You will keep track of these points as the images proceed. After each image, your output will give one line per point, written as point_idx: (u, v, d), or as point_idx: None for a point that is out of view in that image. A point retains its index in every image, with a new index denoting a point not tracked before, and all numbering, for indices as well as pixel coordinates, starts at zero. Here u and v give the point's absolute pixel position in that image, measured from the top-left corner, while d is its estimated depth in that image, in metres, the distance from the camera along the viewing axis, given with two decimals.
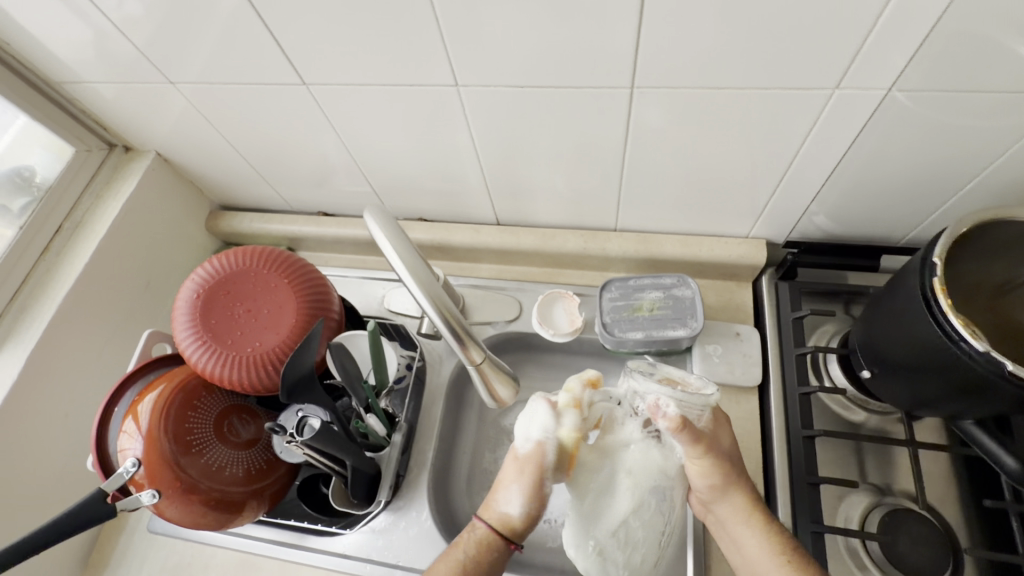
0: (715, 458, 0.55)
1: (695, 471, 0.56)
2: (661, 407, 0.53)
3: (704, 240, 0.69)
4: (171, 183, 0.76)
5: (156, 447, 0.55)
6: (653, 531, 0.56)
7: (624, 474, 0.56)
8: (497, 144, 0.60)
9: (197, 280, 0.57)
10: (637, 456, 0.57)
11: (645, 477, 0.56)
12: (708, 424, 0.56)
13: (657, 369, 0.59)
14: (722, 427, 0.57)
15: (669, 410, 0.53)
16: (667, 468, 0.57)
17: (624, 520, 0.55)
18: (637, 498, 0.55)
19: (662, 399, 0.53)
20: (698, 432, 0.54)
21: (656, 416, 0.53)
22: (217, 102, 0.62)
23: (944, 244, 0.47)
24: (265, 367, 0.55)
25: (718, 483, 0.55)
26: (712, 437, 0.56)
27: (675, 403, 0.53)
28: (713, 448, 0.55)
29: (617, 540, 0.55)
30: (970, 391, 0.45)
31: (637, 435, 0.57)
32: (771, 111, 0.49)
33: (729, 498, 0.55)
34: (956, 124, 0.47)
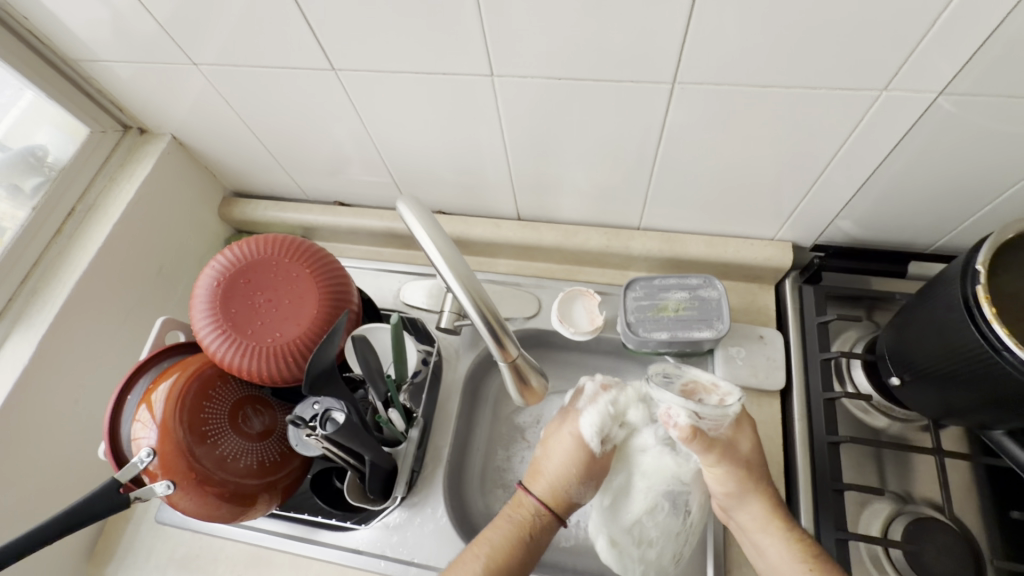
0: (729, 465, 0.54)
1: (710, 475, 0.56)
2: (673, 415, 0.53)
3: (729, 241, 0.68)
4: (185, 168, 0.75)
5: (170, 437, 0.53)
6: (667, 531, 0.56)
7: (641, 478, 0.57)
8: (527, 137, 0.58)
9: (217, 267, 0.55)
10: (653, 461, 0.57)
11: (659, 481, 0.57)
12: (727, 432, 0.55)
13: (682, 373, 0.58)
14: (743, 432, 0.56)
15: (680, 419, 0.53)
16: (681, 474, 0.57)
17: (638, 519, 0.57)
18: (651, 500, 0.57)
19: (675, 407, 0.53)
20: (710, 440, 0.54)
21: (667, 426, 0.53)
22: (239, 85, 0.61)
23: (989, 249, 0.46)
24: (285, 359, 0.54)
25: (733, 490, 0.55)
26: (729, 443, 0.55)
27: (686, 412, 0.53)
28: (726, 455, 0.54)
29: (631, 537, 0.57)
30: (1007, 401, 0.45)
31: (653, 441, 0.57)
32: (814, 111, 0.48)
33: (747, 505, 0.54)
34: (1002, 131, 0.46)
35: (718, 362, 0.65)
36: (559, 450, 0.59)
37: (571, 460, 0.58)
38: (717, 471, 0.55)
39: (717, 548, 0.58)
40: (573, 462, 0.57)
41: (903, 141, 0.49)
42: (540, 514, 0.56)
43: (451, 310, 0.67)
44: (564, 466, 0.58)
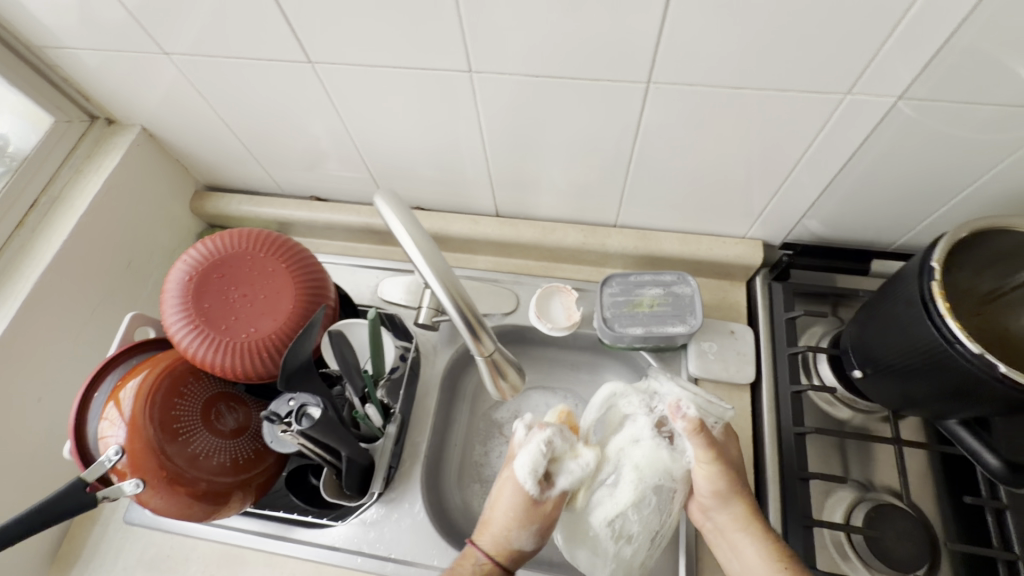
0: (723, 463, 0.55)
1: (701, 475, 0.56)
2: (682, 407, 0.56)
3: (702, 238, 0.70)
4: (155, 160, 0.73)
5: (139, 436, 0.52)
6: (648, 528, 0.56)
7: (629, 466, 0.56)
8: (506, 133, 0.59)
9: (189, 262, 0.54)
10: (645, 453, 0.57)
11: (650, 475, 0.56)
12: (720, 435, 0.58)
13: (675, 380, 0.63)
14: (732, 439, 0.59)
15: (689, 412, 0.56)
16: (673, 469, 0.57)
17: (620, 516, 0.56)
18: (639, 492, 0.55)
19: (684, 400, 0.56)
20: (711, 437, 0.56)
21: (675, 416, 0.56)
22: (212, 77, 0.60)
23: (944, 247, 0.48)
24: (260, 355, 0.53)
25: (722, 491, 0.55)
26: (723, 445, 0.58)
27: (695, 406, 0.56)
28: (721, 450, 0.56)
29: (612, 530, 0.56)
30: (959, 391, 0.47)
31: (645, 433, 0.58)
32: (782, 113, 0.50)
33: (731, 507, 0.55)
34: (959, 135, 0.49)
35: (691, 356, 0.66)
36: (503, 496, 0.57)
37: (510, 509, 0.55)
38: (711, 466, 0.55)
39: (688, 545, 0.59)
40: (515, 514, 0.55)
41: (867, 143, 0.51)
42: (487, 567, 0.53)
43: (429, 306, 0.67)
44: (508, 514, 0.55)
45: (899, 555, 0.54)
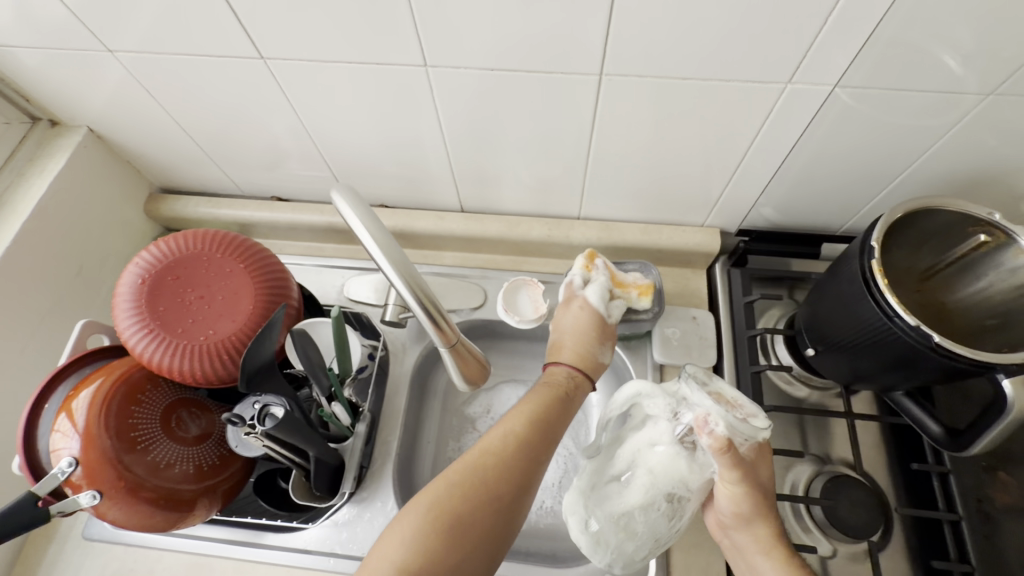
0: (749, 486, 0.51)
1: (725, 494, 0.52)
2: (710, 423, 0.49)
3: (663, 228, 0.71)
4: (104, 162, 0.70)
5: (95, 446, 0.51)
6: (654, 530, 0.54)
7: (642, 469, 0.54)
8: (466, 127, 0.59)
9: (142, 264, 0.53)
10: (663, 461, 0.53)
11: (665, 483, 0.52)
12: (750, 454, 0.51)
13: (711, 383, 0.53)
14: (765, 457, 0.53)
15: (717, 429, 0.48)
16: (689, 480, 0.52)
17: (628, 513, 0.53)
18: (649, 497, 0.53)
19: (714, 415, 0.48)
20: (738, 457, 0.49)
21: (699, 431, 0.49)
22: (161, 75, 0.58)
23: (881, 228, 0.50)
24: (221, 357, 0.52)
25: (745, 514, 0.52)
26: (752, 465, 0.51)
27: (725, 423, 0.48)
28: (750, 473, 0.51)
29: (615, 526, 0.54)
30: (900, 363, 0.50)
31: (666, 438, 0.53)
32: (730, 103, 0.52)
33: (753, 530, 0.52)
34: (892, 121, 0.52)
35: (656, 343, 0.68)
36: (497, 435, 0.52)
37: (511, 445, 0.51)
38: (736, 490, 0.51)
39: None
40: (557, 393, 0.58)
41: (810, 131, 0.54)
42: (575, 376, 0.60)
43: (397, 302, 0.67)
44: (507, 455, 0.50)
45: (854, 523, 0.57)
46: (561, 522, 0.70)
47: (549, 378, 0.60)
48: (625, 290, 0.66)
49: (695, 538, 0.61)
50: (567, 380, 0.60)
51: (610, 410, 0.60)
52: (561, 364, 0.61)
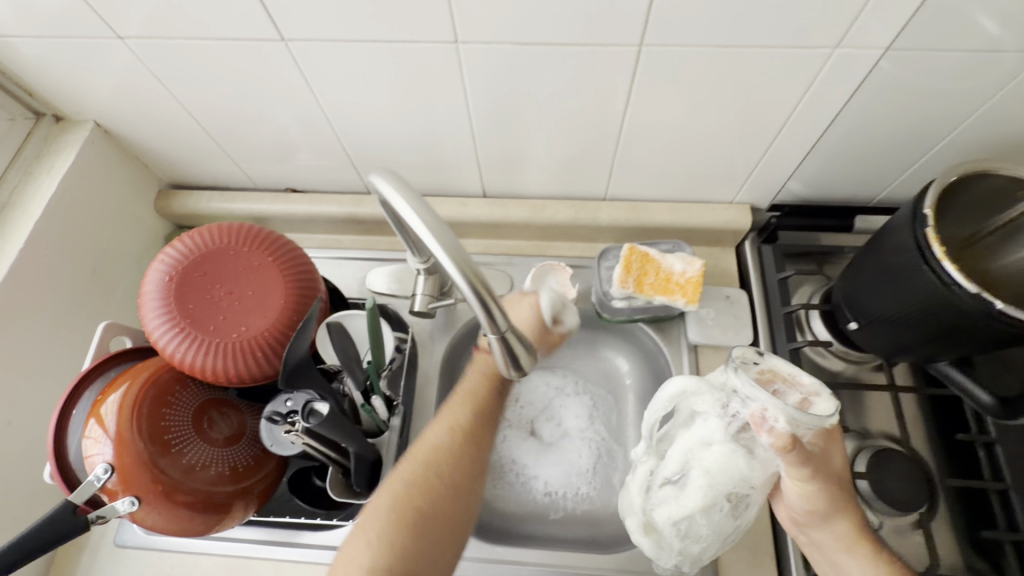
0: (821, 480, 0.48)
1: (798, 492, 0.50)
2: (768, 418, 0.46)
3: (692, 206, 0.70)
4: (113, 158, 0.68)
5: (128, 451, 0.49)
6: (718, 530, 0.53)
7: (697, 472, 0.52)
8: (494, 106, 0.57)
9: (166, 262, 0.51)
10: (721, 460, 0.50)
11: (723, 481, 0.51)
12: (818, 444, 0.47)
13: (760, 361, 0.50)
14: (835, 444, 0.49)
15: (779, 424, 0.45)
16: (750, 477, 0.50)
17: (690, 516, 0.52)
18: (709, 499, 0.51)
19: (771, 410, 0.45)
20: (805, 453, 0.46)
21: (759, 429, 0.46)
22: (173, 62, 0.56)
23: (934, 196, 0.49)
24: (255, 355, 0.50)
25: (820, 509, 0.50)
26: (822, 456, 0.48)
27: (785, 418, 0.45)
28: (820, 467, 0.48)
29: (677, 530, 0.53)
30: (948, 332, 0.49)
31: (719, 435, 0.51)
32: (774, 71, 0.50)
33: (834, 526, 0.50)
34: (937, 84, 0.50)
35: (690, 323, 0.67)
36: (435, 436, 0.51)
37: (454, 442, 0.51)
38: (808, 488, 0.49)
39: None
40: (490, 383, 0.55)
41: (851, 99, 0.52)
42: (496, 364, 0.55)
43: (424, 292, 0.65)
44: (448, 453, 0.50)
45: (902, 496, 0.56)
46: (599, 509, 0.69)
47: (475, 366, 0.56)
48: (671, 294, 0.61)
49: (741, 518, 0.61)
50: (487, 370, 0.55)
51: (653, 413, 0.56)
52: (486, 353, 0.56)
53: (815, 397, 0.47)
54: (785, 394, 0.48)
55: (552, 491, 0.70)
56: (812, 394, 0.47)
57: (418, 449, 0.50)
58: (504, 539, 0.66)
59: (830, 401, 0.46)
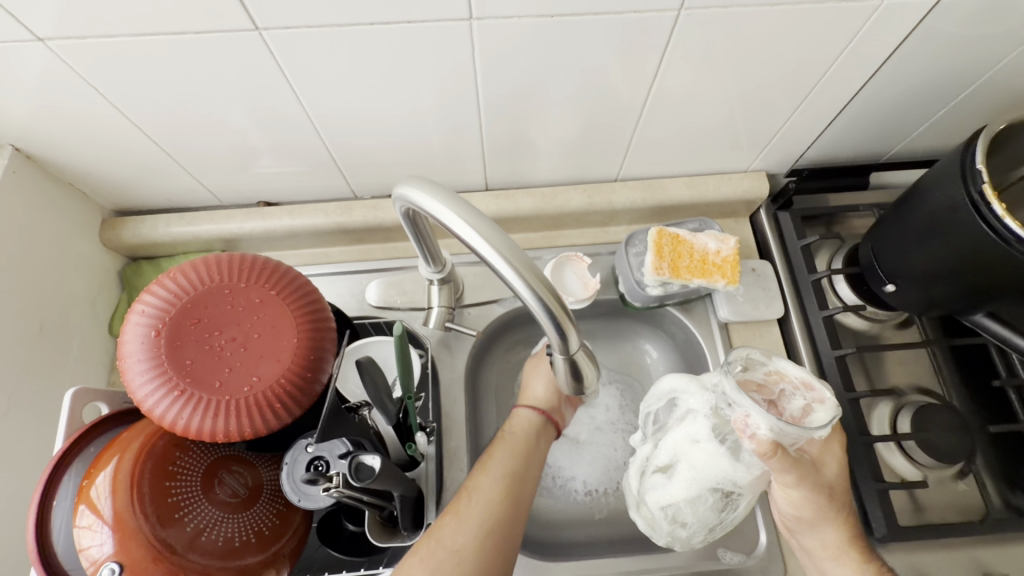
0: (810, 489, 0.46)
1: (786, 498, 0.49)
2: (751, 425, 0.42)
3: (708, 179, 0.68)
4: (42, 187, 0.56)
5: (136, 543, 0.40)
6: (704, 520, 0.51)
7: (684, 464, 0.50)
8: (505, 86, 0.51)
9: (149, 312, 0.42)
10: (705, 458, 0.49)
11: (708, 477, 0.49)
12: (810, 451, 0.47)
13: (769, 362, 0.47)
14: (828, 451, 0.47)
15: (761, 430, 0.42)
16: (738, 478, 0.48)
17: (675, 503, 0.51)
18: (693, 491, 0.50)
19: (755, 417, 0.42)
20: (787, 457, 0.43)
21: (742, 435, 0.43)
22: (117, 66, 0.46)
23: (984, 147, 0.47)
24: (272, 408, 0.43)
25: (807, 517, 0.49)
26: (814, 465, 0.47)
27: (769, 426, 0.41)
28: (809, 480, 0.46)
29: (666, 516, 0.52)
30: (992, 288, 0.49)
31: (705, 433, 0.49)
32: (812, 27, 0.47)
33: (822, 532, 0.49)
34: (976, 35, 0.49)
35: (719, 301, 0.65)
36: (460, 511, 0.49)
37: (505, 481, 0.51)
38: (794, 494, 0.48)
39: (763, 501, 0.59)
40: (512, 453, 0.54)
41: (892, 55, 0.51)
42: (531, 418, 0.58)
43: (441, 304, 0.58)
44: (475, 530, 0.47)
45: (944, 448, 0.57)
46: None
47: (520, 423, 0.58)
48: (710, 277, 0.59)
49: None
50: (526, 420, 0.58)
51: (651, 403, 0.56)
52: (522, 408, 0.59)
53: (816, 405, 0.43)
54: (789, 397, 0.45)
55: (593, 490, 0.66)
56: (817, 402, 0.44)
57: (445, 526, 0.47)
58: (554, 553, 0.60)
59: (830, 413, 0.42)
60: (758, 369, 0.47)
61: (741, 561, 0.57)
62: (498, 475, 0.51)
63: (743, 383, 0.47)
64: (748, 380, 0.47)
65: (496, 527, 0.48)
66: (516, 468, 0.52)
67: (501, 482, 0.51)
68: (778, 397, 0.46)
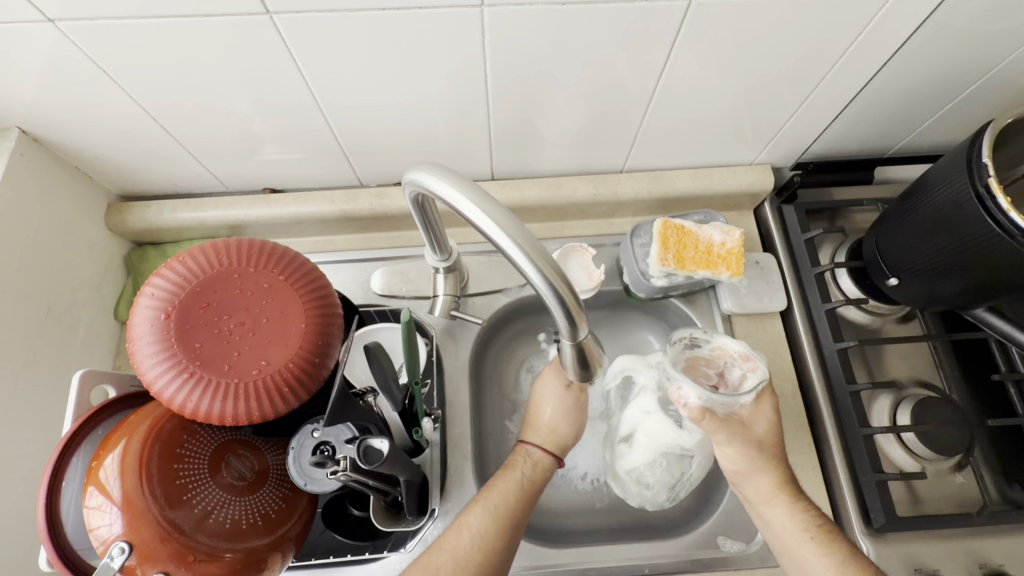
0: (743, 447, 0.53)
1: (722, 455, 0.55)
2: (683, 395, 0.52)
3: (713, 171, 0.68)
4: (48, 171, 0.56)
5: (145, 523, 0.41)
6: (665, 481, 0.58)
7: (641, 433, 0.60)
8: (514, 73, 0.51)
9: (159, 296, 0.42)
10: (657, 425, 0.60)
11: (661, 442, 0.59)
12: (744, 411, 0.54)
13: (712, 340, 0.57)
14: (759, 412, 0.54)
15: (692, 399, 0.52)
16: (682, 441, 0.58)
17: (636, 467, 0.59)
18: (650, 455, 0.59)
19: (686, 388, 0.51)
20: (720, 419, 0.52)
21: (676, 404, 0.52)
22: (125, 48, 0.45)
23: (991, 140, 0.47)
24: (279, 392, 0.43)
25: (742, 468, 0.53)
26: (743, 424, 0.53)
27: (698, 395, 0.51)
28: (739, 437, 0.53)
29: (631, 479, 0.59)
30: (996, 282, 0.49)
31: (654, 404, 0.61)
32: (823, 19, 0.47)
33: (756, 478, 0.53)
34: (988, 30, 0.49)
35: (723, 293, 0.65)
36: (458, 545, 0.48)
37: (498, 523, 0.50)
38: (729, 451, 0.54)
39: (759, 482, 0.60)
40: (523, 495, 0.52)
41: (899, 49, 0.51)
42: (536, 458, 0.56)
43: (446, 293, 0.59)
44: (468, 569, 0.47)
45: (943, 440, 0.57)
46: None
47: (527, 462, 0.56)
48: (715, 268, 0.59)
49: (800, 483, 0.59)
50: (536, 460, 0.56)
51: (608, 383, 0.68)
52: (530, 444, 0.57)
53: (751, 374, 0.55)
54: (730, 368, 0.56)
55: (595, 478, 0.66)
56: (752, 370, 0.55)
57: (440, 562, 0.47)
58: (557, 540, 0.61)
59: (760, 379, 0.53)
60: (703, 347, 0.57)
61: (741, 549, 0.58)
62: (498, 512, 0.50)
63: (693, 359, 0.57)
64: (698, 356, 0.57)
65: (493, 563, 0.48)
66: (516, 508, 0.51)
67: (492, 525, 0.50)
68: (723, 370, 0.57)
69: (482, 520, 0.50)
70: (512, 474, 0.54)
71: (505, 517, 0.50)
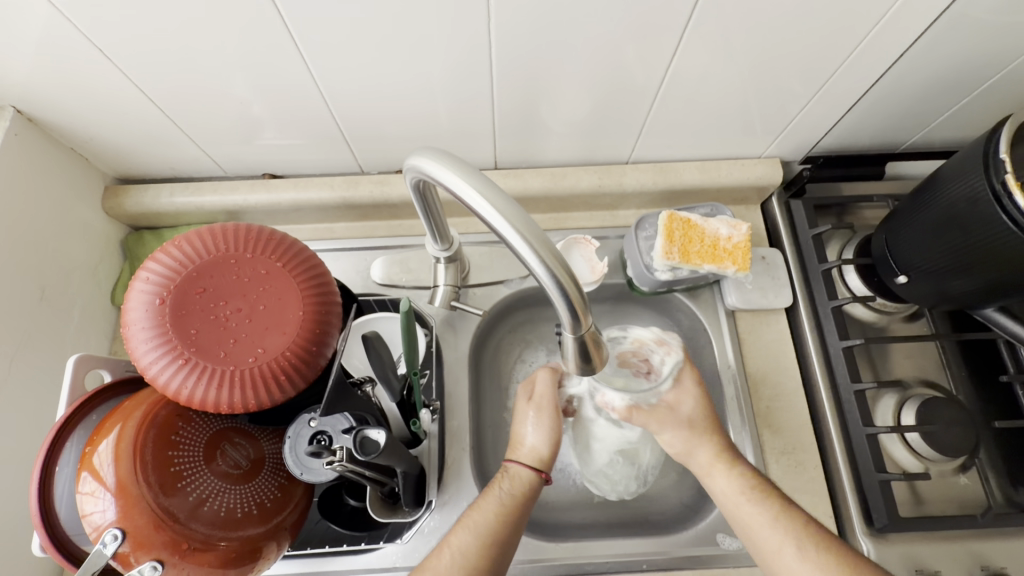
0: (675, 429, 0.55)
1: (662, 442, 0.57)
2: (609, 402, 0.57)
3: (721, 163, 0.67)
4: (44, 152, 0.55)
5: (138, 510, 0.40)
6: (629, 472, 0.62)
7: (594, 442, 0.61)
8: (517, 59, 0.49)
9: (154, 280, 0.42)
10: (604, 429, 0.60)
11: (614, 442, 0.60)
12: (668, 396, 0.57)
13: (627, 333, 0.59)
14: (683, 393, 0.57)
15: (616, 402, 0.56)
16: (629, 436, 0.60)
17: (600, 469, 0.62)
18: (609, 456, 0.61)
19: (609, 396, 0.56)
20: (647, 411, 0.56)
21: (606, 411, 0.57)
22: (119, 25, 0.44)
23: (1011, 135, 0.46)
24: (276, 380, 0.42)
25: (680, 448, 0.55)
26: (671, 409, 0.56)
27: (621, 398, 0.56)
28: (665, 423, 0.56)
29: (601, 481, 0.62)
30: (1010, 282, 0.48)
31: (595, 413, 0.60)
32: (840, 8, 0.45)
33: (696, 450, 0.54)
34: (1011, 22, 0.47)
35: (728, 288, 0.65)
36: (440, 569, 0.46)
37: (480, 542, 0.47)
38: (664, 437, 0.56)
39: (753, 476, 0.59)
40: (506, 515, 0.49)
41: (919, 39, 0.49)
42: (515, 472, 0.53)
43: (446, 283, 0.59)
44: None
45: (950, 442, 0.56)
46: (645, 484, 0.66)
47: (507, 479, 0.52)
48: (721, 262, 0.58)
49: (801, 482, 0.58)
50: (514, 474, 0.53)
51: None
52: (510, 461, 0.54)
53: (668, 357, 0.58)
54: (651, 354, 0.58)
55: None
56: (669, 353, 0.58)
57: None
58: (554, 534, 0.60)
59: (676, 360, 0.57)
60: (623, 342, 0.59)
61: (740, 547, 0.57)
62: (480, 532, 0.48)
63: (621, 356, 0.59)
64: (624, 352, 0.59)
65: None
66: (498, 527, 0.48)
67: (475, 545, 0.47)
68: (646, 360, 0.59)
69: (463, 540, 0.48)
70: (493, 494, 0.51)
71: (490, 537, 0.48)
